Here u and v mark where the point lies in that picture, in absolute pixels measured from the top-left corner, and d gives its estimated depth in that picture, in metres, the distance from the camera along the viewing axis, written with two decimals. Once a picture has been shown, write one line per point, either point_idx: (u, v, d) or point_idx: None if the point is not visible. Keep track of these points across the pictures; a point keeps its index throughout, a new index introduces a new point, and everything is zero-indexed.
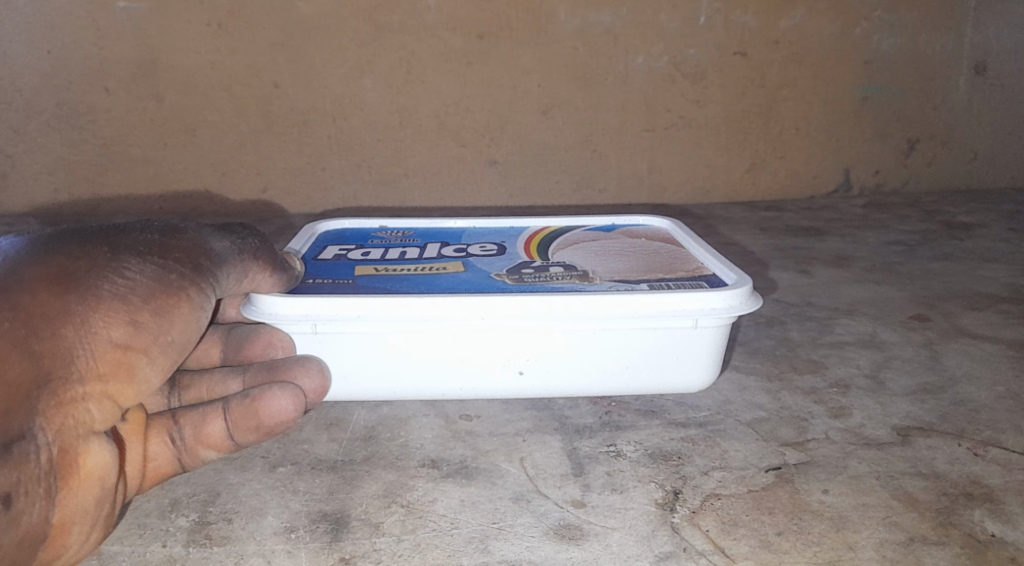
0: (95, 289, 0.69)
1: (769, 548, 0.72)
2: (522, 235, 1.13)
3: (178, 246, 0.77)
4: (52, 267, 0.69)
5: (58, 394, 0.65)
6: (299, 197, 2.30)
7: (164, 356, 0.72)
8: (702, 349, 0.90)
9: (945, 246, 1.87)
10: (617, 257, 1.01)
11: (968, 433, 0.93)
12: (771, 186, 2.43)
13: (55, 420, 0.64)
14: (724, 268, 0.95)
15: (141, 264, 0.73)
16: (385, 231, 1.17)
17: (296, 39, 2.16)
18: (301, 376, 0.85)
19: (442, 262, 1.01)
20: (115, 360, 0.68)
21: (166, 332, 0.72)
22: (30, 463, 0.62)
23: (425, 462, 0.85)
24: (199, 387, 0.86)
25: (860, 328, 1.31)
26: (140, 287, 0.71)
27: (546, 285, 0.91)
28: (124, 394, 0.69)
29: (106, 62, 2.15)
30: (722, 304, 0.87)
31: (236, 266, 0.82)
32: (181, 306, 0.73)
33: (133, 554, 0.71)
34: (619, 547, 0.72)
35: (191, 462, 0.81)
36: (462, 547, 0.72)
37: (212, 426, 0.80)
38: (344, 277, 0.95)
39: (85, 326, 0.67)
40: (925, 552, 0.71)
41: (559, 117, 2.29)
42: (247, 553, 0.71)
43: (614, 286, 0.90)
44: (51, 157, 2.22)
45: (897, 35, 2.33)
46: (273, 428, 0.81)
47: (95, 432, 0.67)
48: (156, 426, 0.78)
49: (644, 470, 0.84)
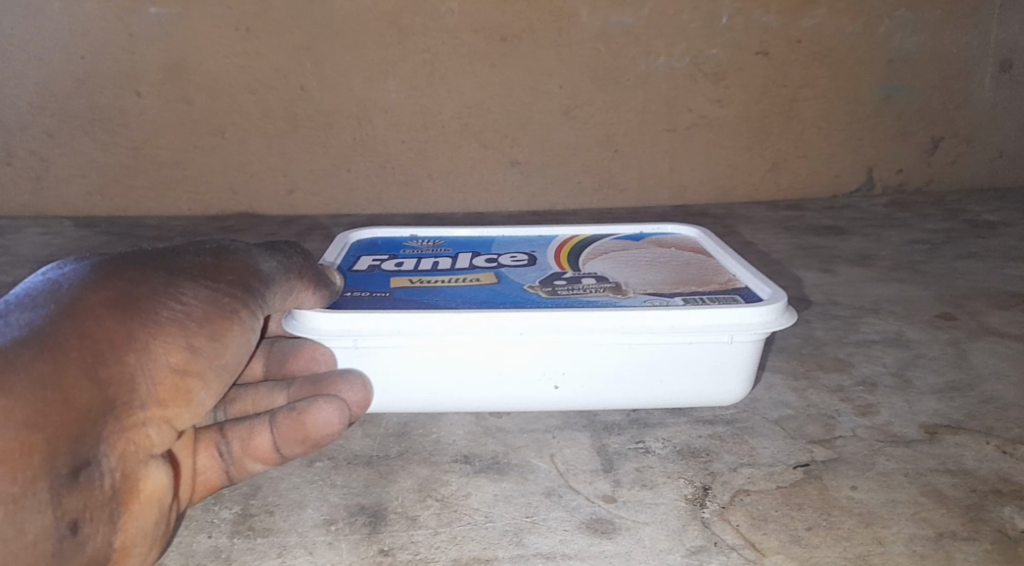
0: (156, 315, 0.67)
1: (799, 543, 0.73)
2: (551, 243, 1.14)
3: (229, 268, 0.77)
4: (114, 293, 0.66)
5: (122, 421, 0.63)
6: (325, 198, 2.33)
7: (218, 380, 0.71)
8: (740, 362, 0.89)
9: (970, 245, 1.86)
10: (648, 268, 1.02)
11: (996, 431, 0.93)
12: (793, 185, 2.43)
13: (118, 446, 0.62)
14: (757, 281, 0.95)
15: (196, 289, 0.72)
16: (417, 239, 1.19)
17: (322, 42, 2.18)
18: (343, 389, 0.85)
19: (475, 273, 1.02)
20: (173, 386, 0.67)
21: (221, 355, 0.71)
22: (94, 489, 0.60)
23: (457, 457, 0.87)
24: (245, 399, 0.86)
25: (886, 327, 1.31)
26: (196, 311, 0.70)
27: (578, 298, 0.92)
28: (181, 417, 0.68)
29: (136, 67, 2.20)
30: (756, 319, 0.86)
31: (283, 285, 0.82)
32: (234, 328, 0.72)
33: (181, 544, 0.73)
34: (651, 541, 0.73)
35: (238, 474, 0.81)
36: (497, 539, 0.73)
37: (259, 439, 0.80)
38: (380, 289, 0.96)
39: (146, 352, 0.65)
40: (955, 548, 0.72)
41: (580, 118, 2.30)
42: (290, 544, 0.73)
43: (648, 299, 0.91)
44: (83, 159, 2.27)
45: (920, 34, 2.32)
46: (319, 440, 0.81)
47: (154, 455, 0.66)
48: (204, 439, 0.78)
49: (672, 466, 0.85)
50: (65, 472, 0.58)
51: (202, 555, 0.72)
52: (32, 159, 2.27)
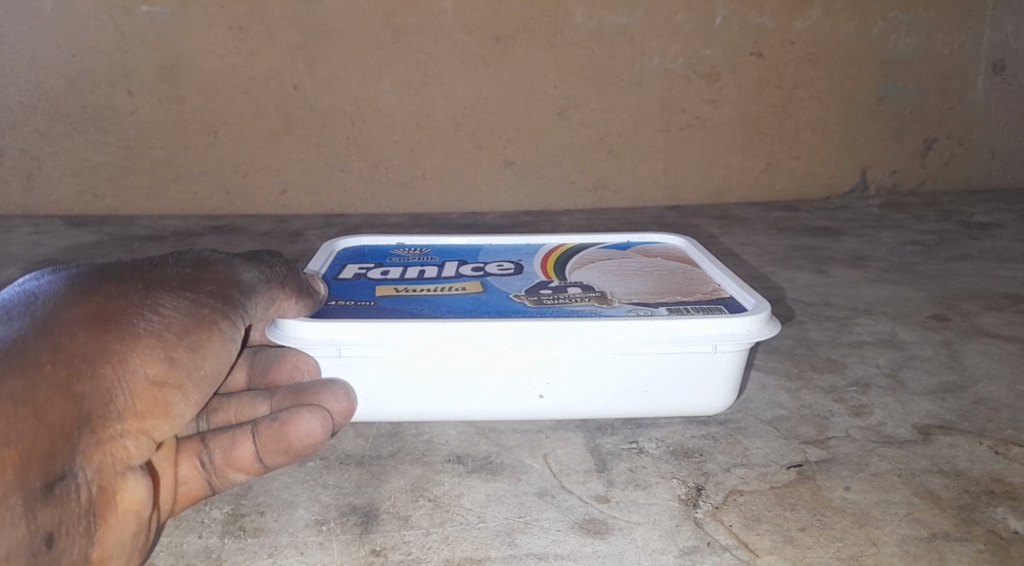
0: (132, 327, 0.63)
1: (792, 544, 0.72)
2: (538, 253, 1.11)
3: (210, 278, 0.71)
4: (91, 306, 0.62)
5: (98, 433, 0.59)
6: (318, 198, 2.32)
7: (198, 391, 0.66)
8: (723, 373, 0.86)
9: (963, 246, 1.87)
10: (635, 278, 0.99)
11: (989, 431, 0.94)
12: (787, 187, 2.43)
13: (94, 459, 0.59)
14: (742, 292, 0.91)
15: (174, 299, 0.67)
16: (403, 248, 1.15)
17: (316, 42, 2.18)
18: (326, 400, 0.81)
19: (461, 282, 0.99)
20: (151, 397, 0.63)
21: (200, 366, 0.66)
22: (70, 502, 0.57)
23: (450, 458, 0.87)
24: (226, 409, 0.83)
25: (879, 328, 1.31)
26: (175, 322, 0.65)
27: (562, 308, 0.88)
28: (160, 429, 0.64)
29: (129, 66, 2.19)
30: (741, 329, 0.83)
31: (265, 296, 0.76)
32: (214, 338, 0.67)
33: (170, 544, 0.73)
34: (643, 542, 0.73)
35: (221, 484, 0.78)
36: (489, 540, 0.73)
37: (241, 450, 0.77)
38: (365, 298, 0.93)
39: (122, 366, 0.61)
40: (948, 548, 0.72)
41: (575, 119, 2.30)
42: (281, 544, 0.73)
43: (632, 309, 0.87)
44: (75, 158, 2.26)
45: (914, 36, 2.33)
46: (302, 451, 0.77)
47: (133, 467, 0.62)
48: (186, 449, 0.75)
49: (665, 466, 0.85)
50: (39, 486, 0.55)
51: (192, 555, 0.72)
52: (24, 158, 2.25)
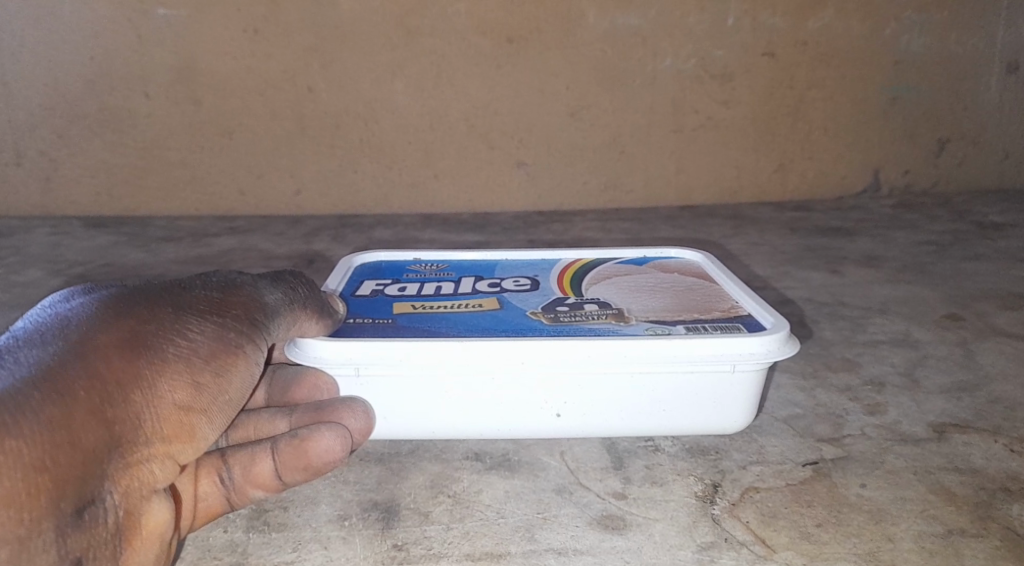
0: (161, 352, 0.61)
1: (810, 539, 0.73)
2: (555, 267, 1.10)
3: (235, 301, 0.70)
4: (123, 329, 0.61)
5: (126, 457, 0.58)
6: (332, 200, 2.34)
7: (222, 415, 0.65)
8: (739, 393, 0.84)
9: (977, 246, 1.86)
10: (651, 293, 0.98)
11: (1005, 430, 0.94)
12: (799, 187, 2.43)
13: (122, 482, 0.57)
14: (760, 309, 0.90)
15: (202, 323, 0.65)
16: (419, 264, 1.15)
17: (329, 44, 2.20)
18: (346, 417, 0.80)
19: (477, 298, 0.98)
20: (178, 422, 0.61)
21: (225, 391, 0.65)
22: (99, 527, 0.55)
23: (468, 455, 0.88)
24: (246, 425, 0.82)
25: (894, 328, 1.31)
26: (203, 347, 0.64)
27: (579, 327, 0.88)
28: (185, 453, 0.62)
29: (146, 68, 2.21)
30: (759, 348, 0.81)
31: (288, 317, 0.76)
32: (239, 364, 0.66)
33: (196, 538, 0.75)
34: (661, 537, 0.74)
35: (240, 501, 0.76)
36: (509, 535, 0.74)
37: (260, 467, 0.75)
38: (383, 316, 0.92)
39: (152, 390, 0.60)
40: (964, 543, 0.73)
41: (587, 119, 2.31)
42: (304, 539, 0.74)
43: (649, 328, 0.87)
44: (93, 160, 2.29)
45: (927, 35, 2.33)
46: (322, 469, 0.75)
47: (157, 490, 0.60)
48: (205, 466, 0.74)
49: (682, 463, 0.86)
50: (71, 511, 0.53)
51: (218, 549, 0.73)
52: (41, 160, 2.28)
